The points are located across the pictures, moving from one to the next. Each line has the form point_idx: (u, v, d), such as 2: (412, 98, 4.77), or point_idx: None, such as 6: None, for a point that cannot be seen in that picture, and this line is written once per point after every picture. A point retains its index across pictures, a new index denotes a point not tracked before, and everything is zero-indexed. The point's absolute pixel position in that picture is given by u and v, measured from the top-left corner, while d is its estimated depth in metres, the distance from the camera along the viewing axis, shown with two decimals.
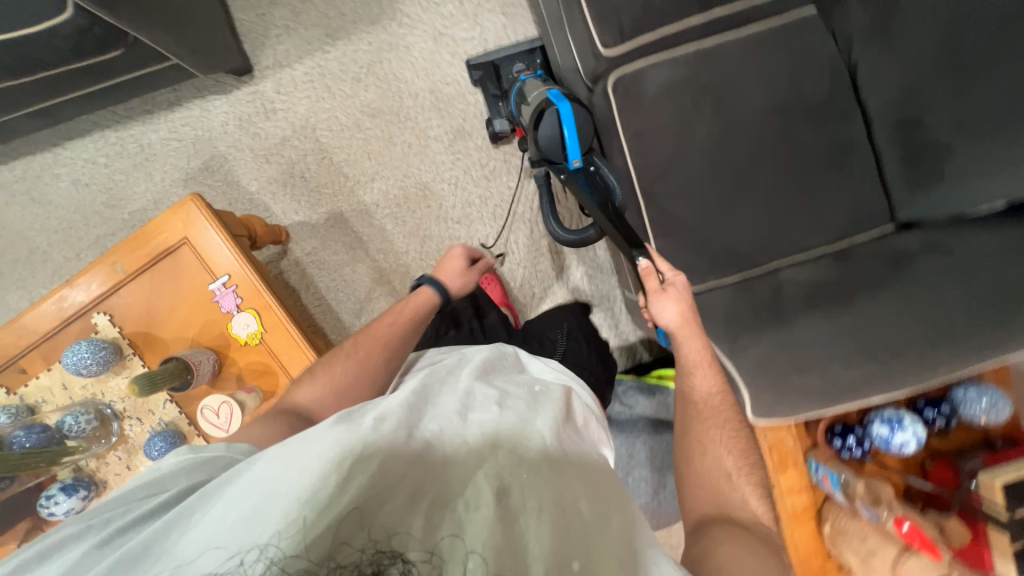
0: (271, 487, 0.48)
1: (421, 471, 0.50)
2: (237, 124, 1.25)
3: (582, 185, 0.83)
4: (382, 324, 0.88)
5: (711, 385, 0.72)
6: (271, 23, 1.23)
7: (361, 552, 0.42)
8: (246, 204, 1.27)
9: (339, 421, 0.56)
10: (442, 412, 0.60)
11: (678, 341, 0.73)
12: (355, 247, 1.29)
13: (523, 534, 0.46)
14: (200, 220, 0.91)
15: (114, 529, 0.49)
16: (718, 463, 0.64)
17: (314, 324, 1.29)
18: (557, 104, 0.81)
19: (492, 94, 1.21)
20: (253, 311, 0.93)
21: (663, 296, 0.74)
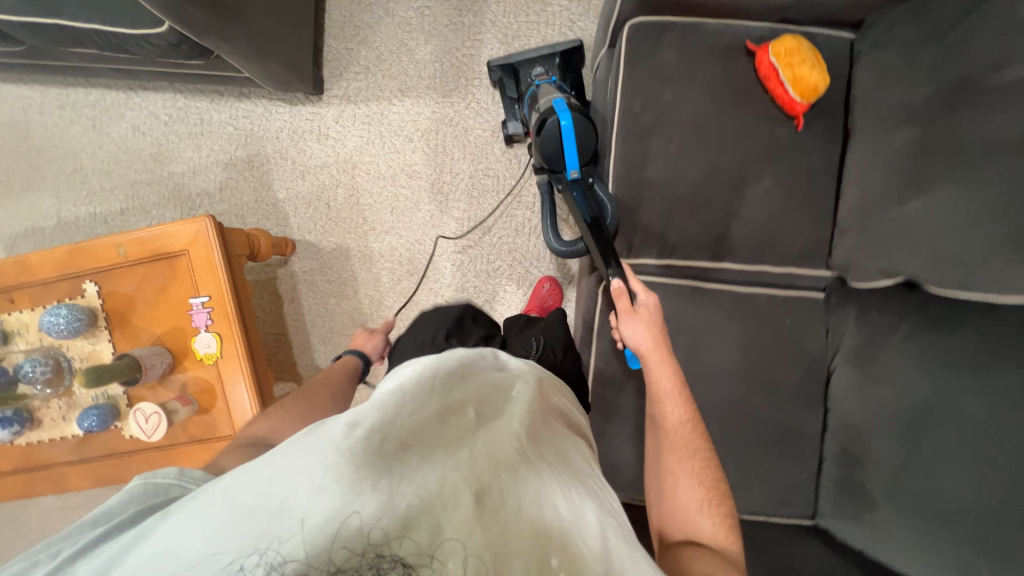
0: (243, 501, 0.41)
1: (399, 467, 0.43)
2: (290, 135, 1.32)
3: (577, 199, 0.81)
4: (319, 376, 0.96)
5: (682, 412, 0.71)
6: (355, 59, 1.29)
7: (360, 556, 0.37)
8: (269, 207, 1.34)
9: (311, 431, 0.49)
10: (417, 407, 0.52)
11: (648, 366, 0.74)
12: (346, 283, 1.35)
13: (507, 533, 0.41)
14: (206, 241, 0.98)
15: (65, 550, 0.44)
16: (688, 490, 0.65)
17: (286, 334, 1.37)
18: (560, 116, 0.78)
19: (508, 97, 1.16)
20: (218, 335, 1.00)
21: (633, 318, 0.76)
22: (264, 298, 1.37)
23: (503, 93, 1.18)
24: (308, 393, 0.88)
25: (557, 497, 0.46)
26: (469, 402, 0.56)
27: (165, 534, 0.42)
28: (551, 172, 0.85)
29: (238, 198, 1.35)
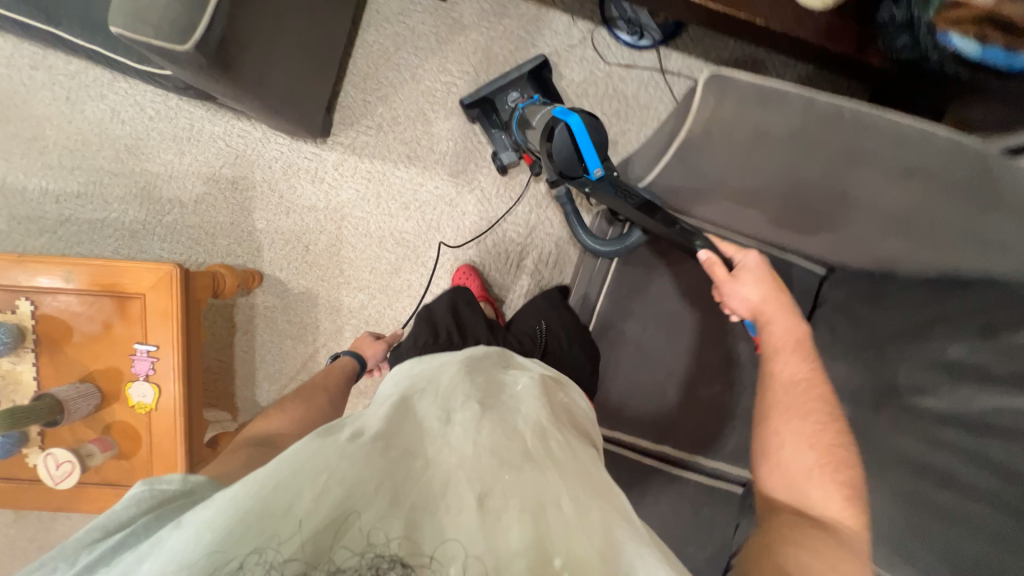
0: (248, 498, 0.43)
1: (400, 474, 0.47)
2: (283, 169, 1.27)
3: (609, 191, 0.84)
4: (321, 376, 0.98)
5: (794, 369, 0.74)
6: (370, 114, 1.26)
7: (360, 555, 0.41)
8: (243, 233, 1.29)
9: (317, 435, 0.50)
10: (420, 416, 0.56)
11: (762, 324, 0.80)
12: (307, 328, 1.31)
13: (510, 535, 0.44)
14: (167, 290, 0.94)
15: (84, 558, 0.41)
16: (798, 455, 0.66)
17: (231, 363, 1.32)
18: (568, 121, 0.82)
19: (490, 128, 1.21)
20: (157, 386, 0.96)
21: (738, 283, 0.81)
22: (216, 324, 1.31)
23: (482, 128, 1.24)
24: (304, 394, 0.89)
25: (559, 494, 0.48)
26: (472, 399, 0.58)
27: (179, 536, 0.41)
28: (570, 178, 0.88)
29: (212, 216, 1.28)
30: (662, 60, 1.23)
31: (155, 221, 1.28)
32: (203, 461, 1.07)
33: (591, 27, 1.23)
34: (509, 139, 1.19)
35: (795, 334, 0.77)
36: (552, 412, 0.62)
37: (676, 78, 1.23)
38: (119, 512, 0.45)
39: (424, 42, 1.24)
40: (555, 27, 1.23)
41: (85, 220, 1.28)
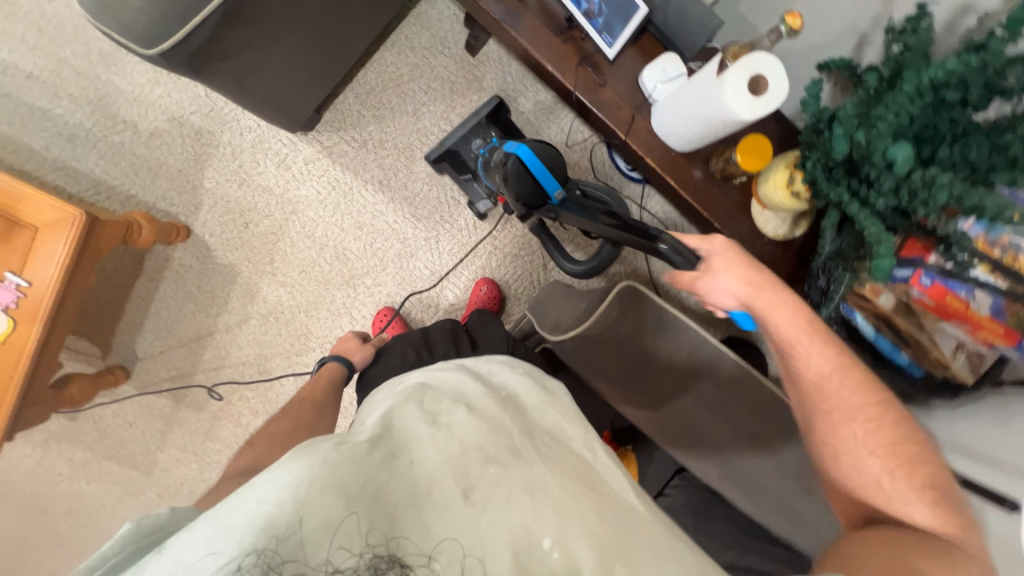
0: (231, 518, 0.38)
1: (389, 472, 0.43)
2: (253, 142, 1.24)
3: (580, 211, 0.81)
4: (305, 390, 0.91)
5: (823, 364, 0.65)
6: (360, 127, 1.24)
7: (357, 556, 0.38)
8: (187, 185, 1.23)
9: (300, 446, 0.44)
10: (402, 415, 0.49)
11: (767, 327, 0.67)
12: (214, 300, 1.27)
13: (502, 527, 0.41)
14: (60, 233, 0.89)
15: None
16: (868, 462, 0.62)
17: (124, 303, 1.26)
18: (517, 151, 0.79)
19: (463, 177, 1.20)
20: (12, 319, 0.90)
21: (714, 276, 0.67)
22: (123, 260, 1.25)
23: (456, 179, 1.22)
24: (291, 412, 0.83)
25: (547, 481, 0.44)
26: (460, 401, 0.52)
27: (165, 563, 0.38)
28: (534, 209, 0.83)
29: (161, 155, 1.22)
30: (644, 197, 1.28)
31: (99, 135, 1.21)
32: (36, 404, 1.01)
33: (595, 139, 1.26)
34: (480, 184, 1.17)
35: (801, 318, 0.66)
36: (550, 408, 0.55)
37: (651, 218, 1.28)
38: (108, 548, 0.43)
39: (438, 85, 1.24)
40: (563, 125, 1.26)
41: (24, 103, 1.19)
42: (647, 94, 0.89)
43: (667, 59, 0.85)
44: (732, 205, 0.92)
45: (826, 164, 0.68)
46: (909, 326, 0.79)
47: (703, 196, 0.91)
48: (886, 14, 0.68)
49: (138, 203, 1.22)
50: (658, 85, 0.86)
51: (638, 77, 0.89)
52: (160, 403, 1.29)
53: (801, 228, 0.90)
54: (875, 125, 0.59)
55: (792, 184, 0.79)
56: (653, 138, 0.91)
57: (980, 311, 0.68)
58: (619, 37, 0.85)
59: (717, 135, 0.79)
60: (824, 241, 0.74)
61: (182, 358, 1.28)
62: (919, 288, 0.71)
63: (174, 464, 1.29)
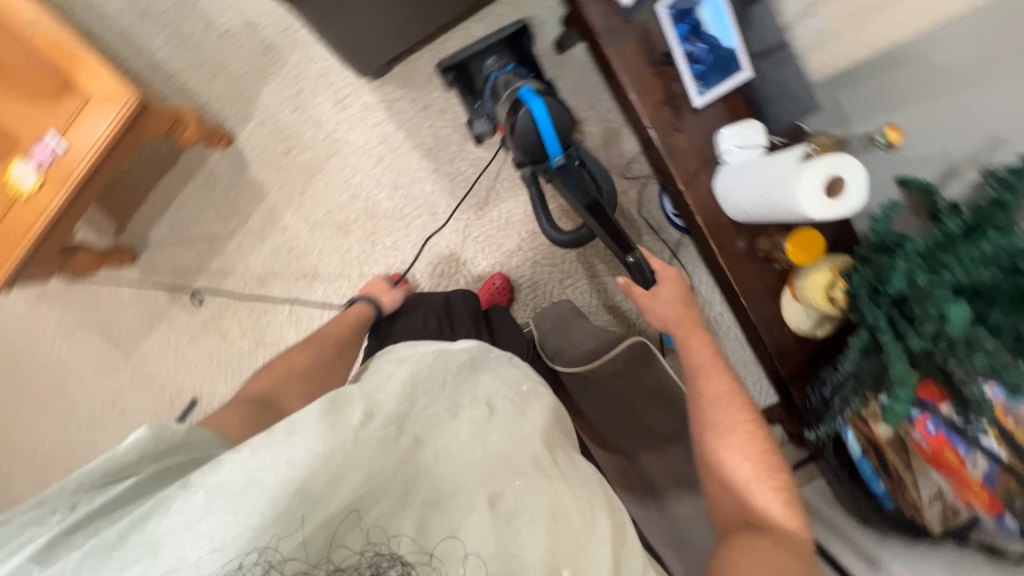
0: (262, 475, 0.43)
1: (414, 466, 0.47)
2: (318, 73, 1.23)
3: (570, 184, 0.87)
4: (330, 325, 0.87)
5: (719, 385, 0.77)
6: (426, 90, 1.23)
7: (359, 554, 0.42)
8: (243, 94, 1.23)
9: (326, 407, 0.48)
10: (430, 401, 0.53)
11: (678, 340, 0.83)
12: (235, 213, 1.27)
13: (519, 542, 0.45)
14: (107, 109, 0.89)
15: (89, 506, 0.46)
16: (739, 467, 0.70)
17: (149, 189, 1.26)
18: (531, 106, 0.81)
19: (469, 98, 1.09)
20: (40, 179, 0.90)
21: (655, 297, 0.85)
22: (161, 148, 1.25)
23: (463, 97, 1.11)
24: (314, 344, 0.83)
25: (569, 507, 0.48)
26: (481, 400, 0.56)
27: (189, 504, 0.42)
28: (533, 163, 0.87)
29: (225, 57, 1.21)
30: (679, 246, 1.25)
31: (172, 18, 1.19)
32: (42, 263, 1.02)
33: (648, 174, 1.24)
34: (485, 109, 1.06)
35: (710, 351, 0.81)
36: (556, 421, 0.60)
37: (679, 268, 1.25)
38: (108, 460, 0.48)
39: None
40: (622, 151, 1.23)
41: None
42: (719, 153, 0.86)
43: (749, 125, 0.83)
44: (764, 286, 0.90)
45: (873, 284, 0.67)
46: (896, 460, 0.77)
47: (740, 270, 0.90)
48: (986, 153, 0.65)
49: (190, 97, 1.21)
50: (733, 148, 0.84)
51: (716, 133, 0.86)
52: (156, 295, 1.30)
53: (823, 331, 0.88)
54: (939, 272, 0.57)
55: (832, 289, 0.78)
56: (709, 197, 0.89)
57: (972, 472, 0.68)
58: (711, 90, 0.84)
59: (776, 218, 0.77)
60: (844, 359, 0.72)
61: (189, 258, 1.29)
62: (921, 432, 0.70)
63: (153, 356, 1.31)
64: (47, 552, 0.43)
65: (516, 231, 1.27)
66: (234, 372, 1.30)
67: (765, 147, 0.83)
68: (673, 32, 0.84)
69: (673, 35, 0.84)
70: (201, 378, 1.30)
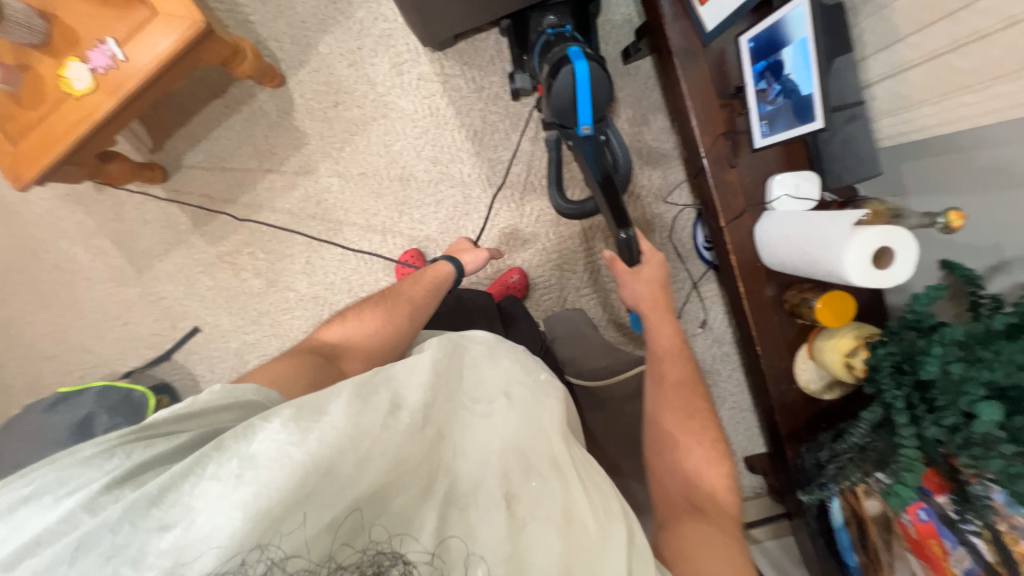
0: (293, 452, 0.44)
1: (436, 458, 0.49)
2: (381, 32, 1.21)
3: (589, 155, 0.88)
4: (409, 285, 0.84)
5: (680, 369, 0.76)
6: (484, 73, 1.22)
7: (359, 552, 0.43)
8: (303, 39, 1.22)
9: (356, 393, 0.49)
10: (450, 390, 0.54)
11: (651, 322, 0.83)
12: (272, 155, 1.27)
13: (530, 543, 0.46)
14: (171, 28, 0.88)
15: (138, 458, 0.47)
16: (688, 450, 0.69)
17: (193, 113, 1.26)
18: (576, 65, 0.79)
19: (519, 52, 1.10)
20: (92, 83, 0.90)
21: (635, 276, 0.87)
22: (212, 75, 1.25)
23: (513, 47, 1.12)
24: (388, 300, 0.80)
25: (584, 511, 0.49)
26: (498, 391, 0.55)
27: (224, 473, 0.43)
28: (561, 125, 0.87)
29: None
30: (703, 278, 1.23)
31: None
32: (76, 166, 1.02)
33: (687, 202, 1.22)
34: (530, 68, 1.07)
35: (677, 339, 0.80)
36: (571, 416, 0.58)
37: (697, 301, 1.23)
38: (161, 416, 0.50)
39: None
40: (667, 173, 1.22)
41: None
42: (768, 198, 0.85)
43: (806, 176, 0.81)
44: (783, 339, 0.89)
45: (898, 362, 0.67)
46: (877, 539, 0.76)
47: (762, 317, 0.89)
48: None
49: (251, 31, 1.21)
50: (784, 197, 0.82)
51: (770, 177, 0.85)
52: (179, 219, 1.30)
53: (830, 395, 0.88)
54: (977, 368, 0.56)
55: (852, 358, 0.76)
56: (748, 240, 0.88)
57: (953, 566, 0.66)
58: (774, 134, 0.79)
59: (814, 276, 0.76)
60: (853, 431, 0.72)
61: (217, 189, 1.29)
62: (912, 518, 0.70)
63: (164, 277, 1.32)
64: (94, 501, 0.43)
65: (544, 230, 1.26)
66: (240, 309, 1.31)
67: (816, 203, 0.81)
68: (751, 68, 0.81)
69: (751, 71, 0.81)
70: (206, 309, 1.31)
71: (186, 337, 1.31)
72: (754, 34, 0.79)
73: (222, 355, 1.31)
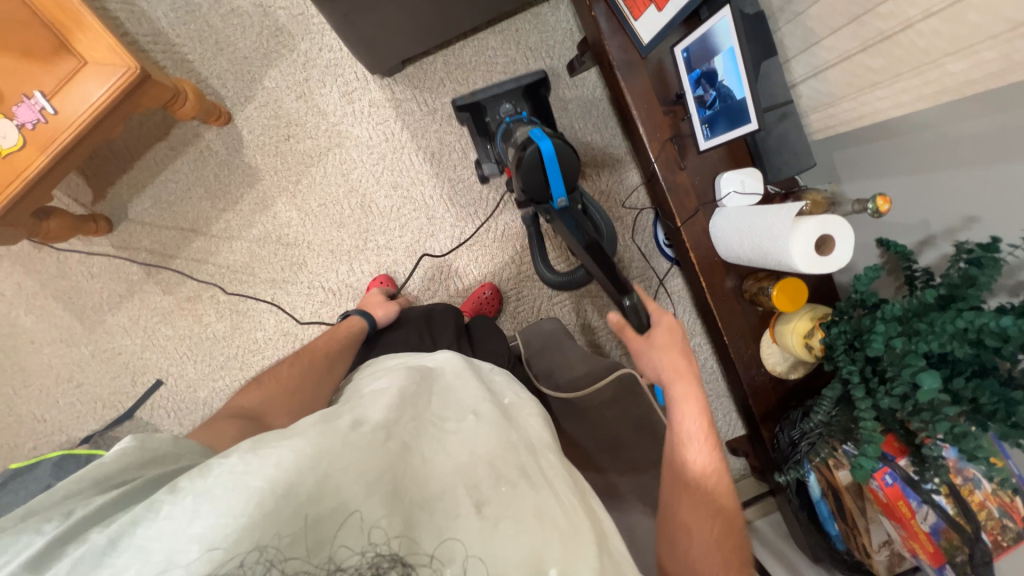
0: (249, 479, 0.42)
1: (402, 466, 0.46)
2: (328, 62, 1.21)
3: (569, 224, 0.88)
4: (323, 341, 0.90)
5: (703, 458, 0.69)
6: (435, 95, 1.23)
7: (360, 555, 0.39)
8: (247, 74, 1.20)
9: (319, 418, 0.50)
10: (416, 410, 0.54)
11: (673, 397, 0.76)
12: (225, 194, 1.23)
13: (510, 539, 0.43)
14: (103, 76, 0.85)
15: (80, 513, 0.42)
16: (699, 545, 0.63)
17: (135, 159, 1.21)
18: (540, 144, 0.78)
19: (479, 136, 1.08)
20: (20, 138, 0.86)
21: (649, 346, 0.83)
22: (153, 119, 1.20)
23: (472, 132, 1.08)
24: (302, 357, 0.84)
25: (554, 510, 0.46)
26: (466, 410, 0.55)
27: (179, 509, 0.41)
28: (536, 201, 0.86)
29: (234, 35, 1.19)
30: (667, 275, 1.28)
31: None
32: (10, 227, 0.96)
33: (645, 204, 1.27)
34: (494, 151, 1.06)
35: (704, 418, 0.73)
36: (541, 430, 0.59)
37: (665, 297, 1.28)
38: (110, 468, 0.48)
39: None
40: (623, 178, 1.26)
41: None
42: (718, 196, 0.90)
43: (748, 172, 0.87)
44: (747, 327, 0.94)
45: (850, 340, 0.71)
46: (853, 506, 0.80)
47: (725, 307, 0.93)
48: (961, 230, 0.69)
49: (191, 71, 1.18)
50: (733, 194, 0.88)
51: (717, 176, 0.90)
52: (130, 269, 1.24)
53: (796, 374, 0.93)
54: (915, 339, 0.61)
55: (810, 338, 0.82)
56: (704, 236, 0.92)
57: (921, 524, 0.71)
58: (716, 136, 0.83)
59: (766, 266, 0.81)
60: (818, 409, 0.77)
61: (169, 235, 1.24)
62: (880, 484, 0.72)
63: (119, 331, 1.25)
64: (39, 560, 0.39)
65: (511, 244, 1.27)
66: (205, 356, 1.25)
67: (760, 196, 0.87)
68: (687, 77, 0.85)
69: (688, 79, 0.85)
70: (169, 360, 1.25)
71: (148, 392, 1.25)
72: (686, 45, 0.83)
73: (190, 406, 1.25)
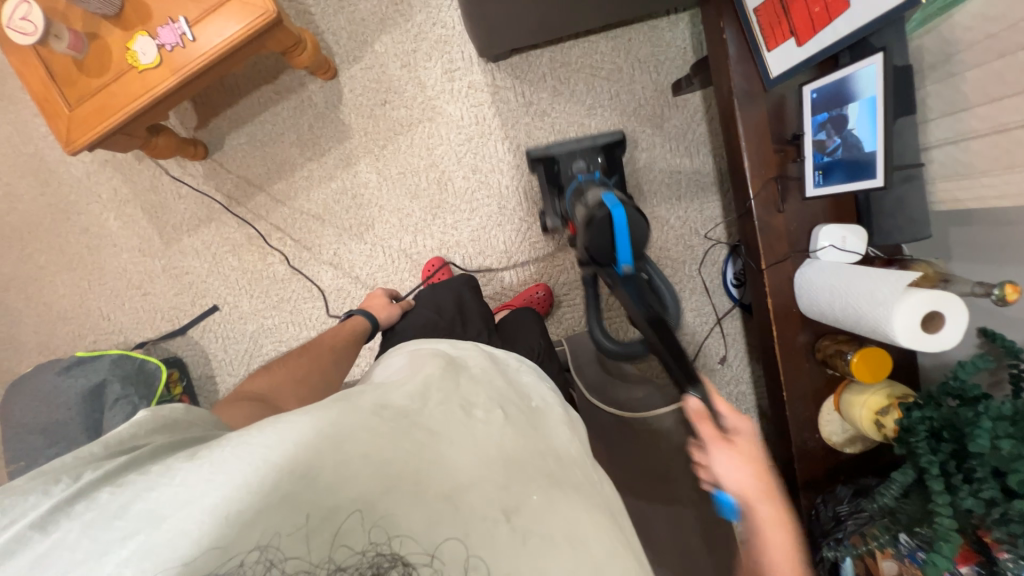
0: (267, 450, 0.43)
1: (426, 456, 0.46)
2: (438, 37, 1.23)
3: (630, 291, 0.78)
4: (329, 338, 0.94)
5: None
6: (534, 88, 1.23)
7: (360, 555, 0.40)
8: (361, 35, 1.24)
9: (336, 397, 0.50)
10: (446, 397, 0.53)
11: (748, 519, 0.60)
12: (313, 144, 1.28)
13: (530, 556, 0.43)
14: (242, 13, 0.89)
15: (90, 475, 0.43)
16: None
17: (241, 95, 1.28)
18: (611, 209, 0.77)
19: (550, 194, 1.08)
20: (157, 58, 0.91)
21: (720, 451, 0.62)
22: (265, 61, 1.26)
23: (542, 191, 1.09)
24: (309, 351, 0.89)
25: (579, 520, 0.46)
26: (495, 404, 0.55)
27: (192, 475, 0.42)
28: (599, 265, 0.83)
29: None
30: (727, 315, 1.23)
31: None
32: (128, 136, 1.03)
33: (720, 238, 1.23)
34: (559, 209, 1.04)
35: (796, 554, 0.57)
36: (569, 433, 0.59)
37: (719, 337, 1.23)
38: (125, 432, 0.49)
39: (625, 99, 1.21)
40: (703, 208, 1.22)
41: None
42: (813, 247, 0.86)
43: (853, 229, 0.81)
44: (810, 387, 0.89)
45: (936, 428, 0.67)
46: None
47: (792, 362, 0.89)
48: None
49: (310, 22, 1.24)
50: (830, 248, 0.83)
51: (815, 227, 0.85)
52: (213, 198, 1.31)
53: (850, 450, 0.88)
54: None
55: (883, 416, 0.76)
56: (785, 284, 0.88)
57: None
58: (829, 185, 0.80)
59: (849, 326, 0.77)
60: (884, 492, 0.71)
61: (255, 172, 1.30)
62: None
63: (190, 253, 1.32)
64: (46, 520, 0.41)
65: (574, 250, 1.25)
66: (261, 291, 1.31)
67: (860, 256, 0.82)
68: (812, 118, 0.82)
69: (811, 121, 0.82)
70: (228, 289, 1.32)
71: (203, 313, 1.32)
72: (818, 85, 0.79)
73: (237, 336, 1.31)
